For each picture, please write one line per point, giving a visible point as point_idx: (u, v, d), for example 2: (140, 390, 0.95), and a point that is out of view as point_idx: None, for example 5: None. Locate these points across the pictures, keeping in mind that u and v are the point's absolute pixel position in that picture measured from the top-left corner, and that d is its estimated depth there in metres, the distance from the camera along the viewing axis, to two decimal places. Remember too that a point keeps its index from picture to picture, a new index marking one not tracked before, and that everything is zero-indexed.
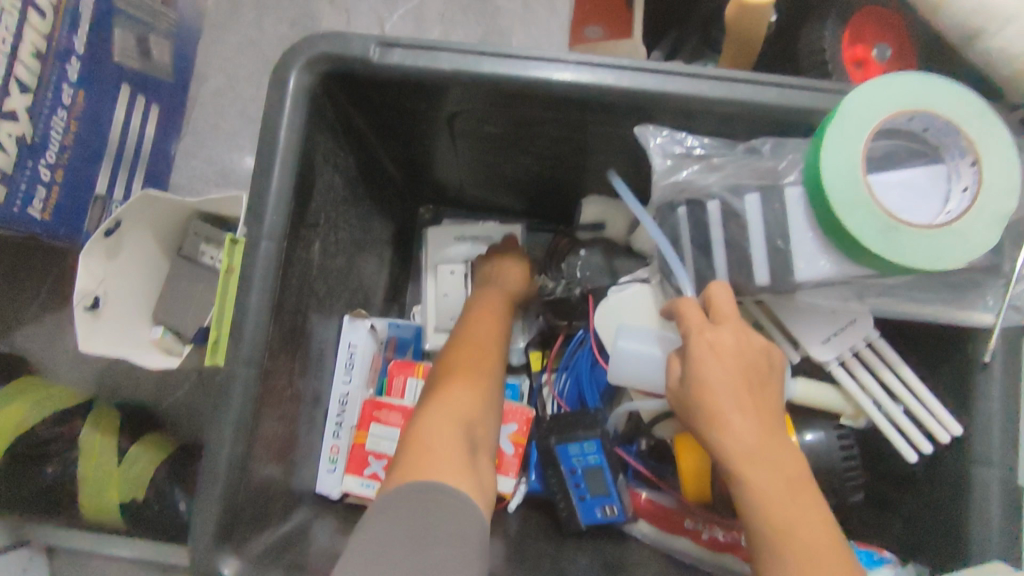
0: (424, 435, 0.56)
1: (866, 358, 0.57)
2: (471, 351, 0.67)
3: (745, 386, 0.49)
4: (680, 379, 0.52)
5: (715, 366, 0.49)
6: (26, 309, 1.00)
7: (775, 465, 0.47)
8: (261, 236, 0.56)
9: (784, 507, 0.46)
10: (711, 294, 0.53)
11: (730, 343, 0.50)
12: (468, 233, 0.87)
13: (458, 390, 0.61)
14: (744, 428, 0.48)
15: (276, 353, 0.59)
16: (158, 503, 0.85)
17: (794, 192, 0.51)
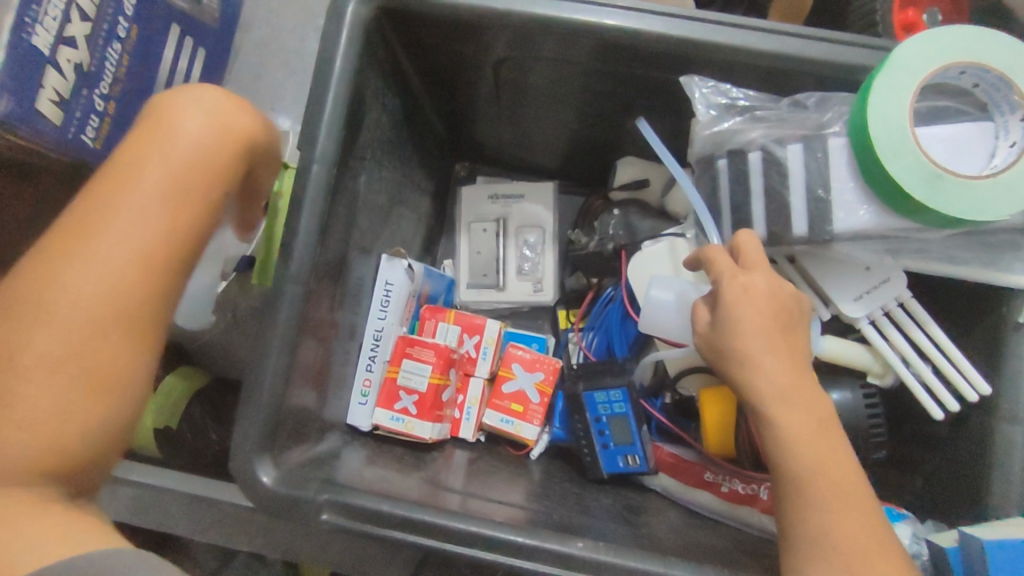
0: (56, 294, 0.41)
1: (897, 318, 0.58)
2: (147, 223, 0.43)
3: (776, 330, 0.50)
4: (711, 324, 0.52)
5: (749, 310, 0.50)
6: None
7: (804, 406, 0.48)
8: (313, 160, 0.58)
9: (812, 446, 0.47)
10: (740, 241, 0.53)
11: (764, 288, 0.51)
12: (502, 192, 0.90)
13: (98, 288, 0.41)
14: (777, 371, 0.49)
15: (320, 278, 0.61)
16: (189, 432, 0.87)
17: (838, 142, 0.52)
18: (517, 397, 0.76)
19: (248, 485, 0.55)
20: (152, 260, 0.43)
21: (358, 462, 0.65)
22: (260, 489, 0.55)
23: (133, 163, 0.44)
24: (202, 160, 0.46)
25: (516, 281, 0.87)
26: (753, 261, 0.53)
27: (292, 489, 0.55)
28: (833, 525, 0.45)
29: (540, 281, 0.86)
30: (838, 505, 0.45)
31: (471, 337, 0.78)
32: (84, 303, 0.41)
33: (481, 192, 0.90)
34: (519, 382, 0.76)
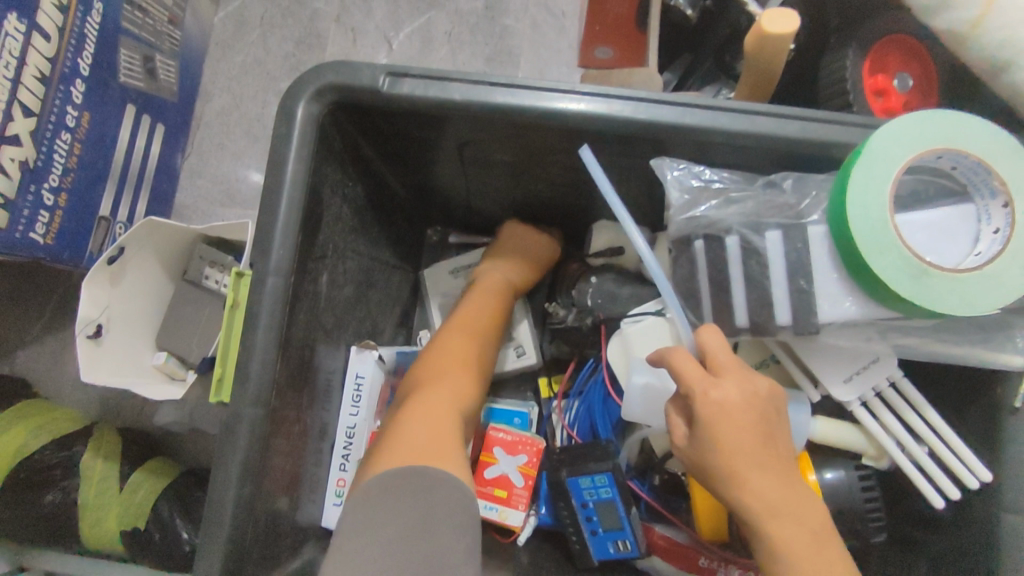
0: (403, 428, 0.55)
1: (888, 399, 0.56)
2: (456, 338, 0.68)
3: (756, 445, 0.46)
4: (688, 439, 0.49)
5: (724, 426, 0.46)
6: (29, 331, 0.99)
7: (797, 518, 0.46)
8: (268, 272, 0.55)
9: (812, 564, 0.44)
10: (706, 343, 0.50)
11: (737, 399, 0.47)
12: (463, 266, 0.90)
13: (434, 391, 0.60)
14: (766, 487, 0.46)
15: (283, 389, 0.57)
16: (159, 532, 0.83)
17: (818, 231, 0.50)
18: (500, 482, 0.73)
19: None
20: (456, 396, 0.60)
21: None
22: None
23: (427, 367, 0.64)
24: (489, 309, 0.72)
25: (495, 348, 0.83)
26: (722, 361, 0.49)
27: None
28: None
29: (520, 344, 0.83)
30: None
31: None
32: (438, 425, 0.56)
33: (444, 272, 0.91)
34: (502, 467, 0.73)
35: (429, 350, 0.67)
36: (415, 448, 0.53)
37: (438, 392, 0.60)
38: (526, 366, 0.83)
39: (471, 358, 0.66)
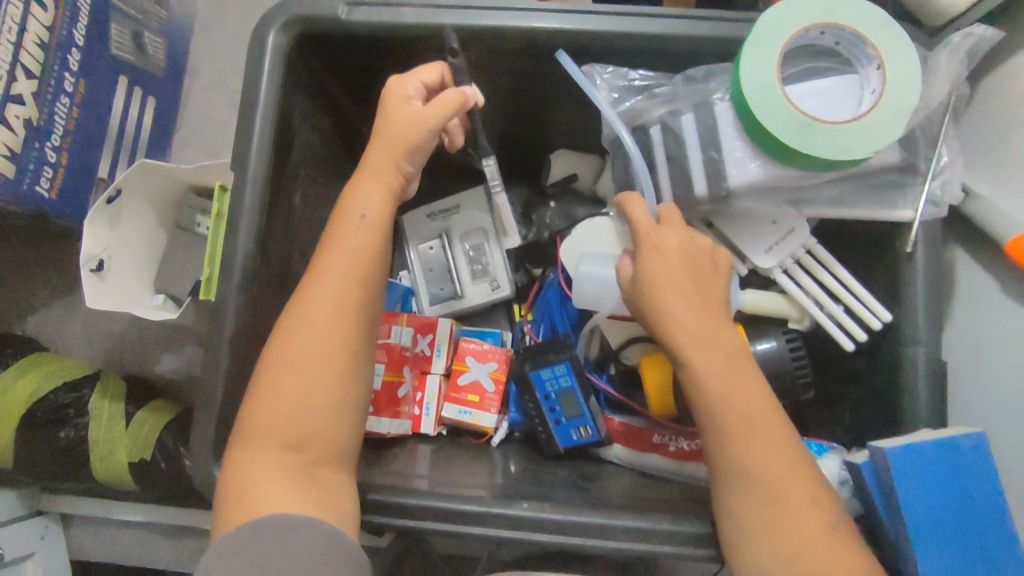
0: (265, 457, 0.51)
1: (805, 264, 0.62)
2: (313, 341, 0.54)
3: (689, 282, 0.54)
4: (630, 280, 0.56)
5: (662, 263, 0.54)
6: (36, 295, 1.07)
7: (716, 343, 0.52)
8: (245, 180, 0.61)
9: (726, 382, 0.51)
10: (627, 205, 0.57)
11: (674, 242, 0.55)
12: (438, 210, 0.99)
13: (286, 400, 0.53)
14: (698, 322, 0.52)
15: (264, 288, 0.64)
16: (165, 460, 0.90)
17: (722, 106, 0.56)
18: (473, 388, 0.78)
19: (210, 487, 0.58)
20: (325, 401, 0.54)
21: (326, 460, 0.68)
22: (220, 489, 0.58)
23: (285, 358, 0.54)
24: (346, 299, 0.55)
25: (473, 285, 0.95)
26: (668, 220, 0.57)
27: None
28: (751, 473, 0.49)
29: (495, 280, 0.94)
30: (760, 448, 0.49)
31: (425, 337, 0.80)
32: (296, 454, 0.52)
33: (420, 215, 0.99)
34: (473, 373, 0.79)
35: (286, 337, 0.55)
36: (282, 487, 0.50)
37: (294, 405, 0.53)
38: (501, 298, 0.95)
39: (338, 333, 0.55)
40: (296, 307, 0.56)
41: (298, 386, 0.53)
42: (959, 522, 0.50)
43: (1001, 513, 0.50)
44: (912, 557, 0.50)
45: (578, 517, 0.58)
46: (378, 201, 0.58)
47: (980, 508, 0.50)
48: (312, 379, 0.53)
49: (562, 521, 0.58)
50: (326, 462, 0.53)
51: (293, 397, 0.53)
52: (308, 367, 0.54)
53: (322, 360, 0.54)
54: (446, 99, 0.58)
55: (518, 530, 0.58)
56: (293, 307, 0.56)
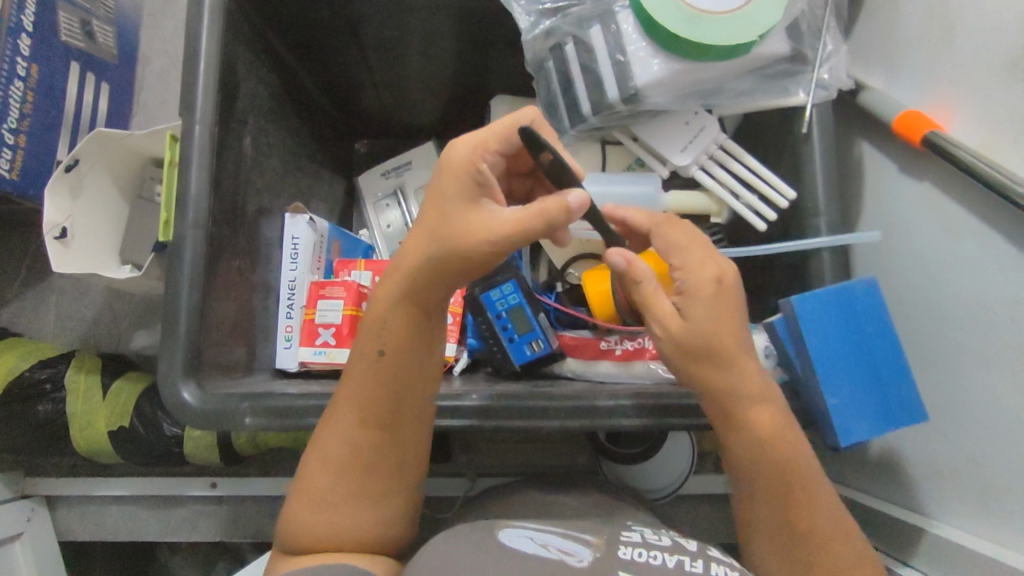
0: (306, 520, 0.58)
1: (717, 159, 0.68)
2: (341, 442, 0.58)
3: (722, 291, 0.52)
4: (668, 317, 0.52)
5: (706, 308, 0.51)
6: (8, 288, 1.09)
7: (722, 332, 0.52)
8: (193, 121, 0.65)
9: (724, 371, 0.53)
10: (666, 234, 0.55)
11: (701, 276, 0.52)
12: (391, 169, 1.03)
13: (321, 483, 0.59)
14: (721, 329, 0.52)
15: (218, 223, 0.68)
16: (143, 427, 0.92)
17: (625, 14, 0.62)
18: None
19: (177, 406, 0.61)
20: (354, 484, 0.59)
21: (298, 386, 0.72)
22: (186, 407, 0.61)
23: (319, 457, 0.59)
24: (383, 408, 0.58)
25: None
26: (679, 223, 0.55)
27: (216, 403, 0.61)
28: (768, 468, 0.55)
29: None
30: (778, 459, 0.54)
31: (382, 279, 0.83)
32: (329, 521, 0.58)
33: (376, 173, 1.03)
34: None
35: (321, 437, 0.59)
36: (321, 536, 0.58)
37: (328, 489, 0.59)
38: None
39: (362, 443, 0.58)
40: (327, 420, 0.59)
41: (342, 455, 0.58)
42: (862, 362, 0.53)
43: (899, 353, 0.53)
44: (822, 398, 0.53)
45: (531, 405, 0.62)
46: (403, 315, 0.57)
47: (878, 350, 0.53)
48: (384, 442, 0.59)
49: (516, 409, 0.62)
50: (356, 530, 0.59)
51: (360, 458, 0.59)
52: (341, 469, 0.58)
53: (351, 461, 0.58)
54: (531, 212, 0.50)
55: (476, 419, 0.62)
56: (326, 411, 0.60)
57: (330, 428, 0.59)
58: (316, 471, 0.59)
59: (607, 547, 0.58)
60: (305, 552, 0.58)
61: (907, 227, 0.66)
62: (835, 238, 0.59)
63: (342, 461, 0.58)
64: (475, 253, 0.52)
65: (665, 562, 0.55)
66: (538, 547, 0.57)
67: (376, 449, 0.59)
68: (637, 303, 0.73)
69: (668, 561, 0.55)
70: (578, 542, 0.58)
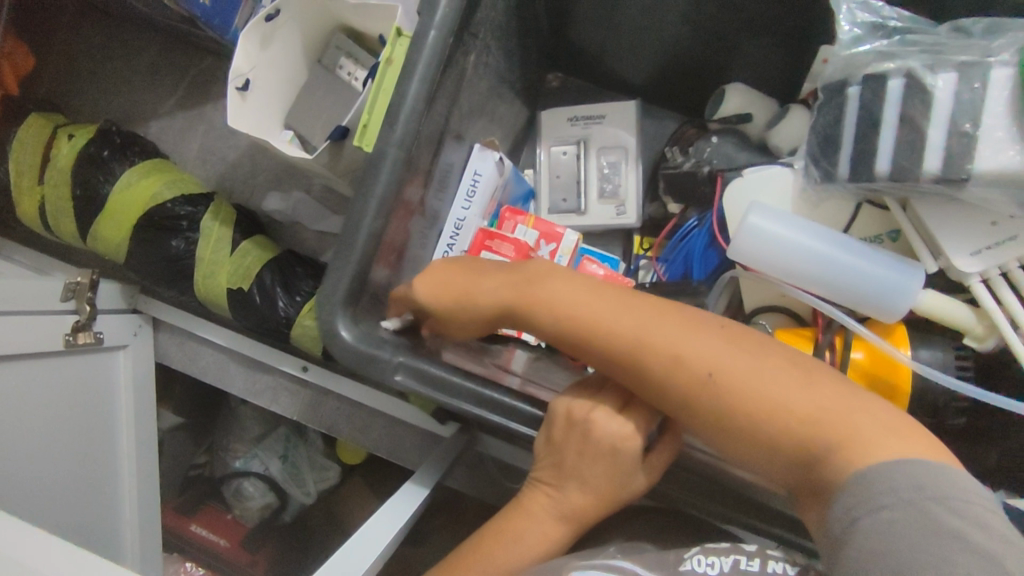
0: (516, 529, 0.53)
1: (1014, 279, 0.55)
2: (581, 470, 0.51)
3: (679, 319, 0.46)
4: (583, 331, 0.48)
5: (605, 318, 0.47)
6: (163, 103, 1.07)
7: (738, 348, 0.44)
8: (432, 27, 0.56)
9: (806, 399, 0.41)
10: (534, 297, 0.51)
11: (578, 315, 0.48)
12: (580, 115, 0.93)
13: (545, 500, 0.53)
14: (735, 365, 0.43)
15: (419, 148, 0.60)
16: (259, 296, 0.91)
17: (1001, 73, 0.48)
18: None
19: (329, 337, 0.56)
20: (571, 510, 0.52)
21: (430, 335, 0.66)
22: (339, 341, 0.56)
23: (565, 476, 0.52)
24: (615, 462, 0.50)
25: (598, 204, 0.90)
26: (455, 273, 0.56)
27: (372, 344, 0.56)
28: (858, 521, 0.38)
29: (622, 205, 0.89)
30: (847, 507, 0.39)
31: (547, 245, 0.76)
32: (530, 539, 0.52)
33: (561, 116, 0.93)
34: None
35: (568, 458, 0.51)
36: (513, 550, 0.52)
37: (542, 504, 0.53)
38: (624, 225, 0.89)
39: (596, 481, 0.51)
40: (586, 441, 0.50)
41: (591, 489, 0.51)
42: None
43: None
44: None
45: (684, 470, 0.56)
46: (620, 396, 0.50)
47: None
48: (577, 491, 0.52)
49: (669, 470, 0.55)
50: (532, 555, 0.51)
51: (551, 504, 0.53)
52: (571, 495, 0.52)
53: (590, 491, 0.51)
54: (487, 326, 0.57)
55: None
56: (570, 431, 0.51)
57: (582, 462, 0.51)
58: (551, 487, 0.53)
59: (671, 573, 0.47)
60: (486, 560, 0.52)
61: None
62: None
63: (575, 486, 0.52)
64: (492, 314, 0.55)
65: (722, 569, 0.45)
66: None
67: (598, 486, 0.51)
68: None
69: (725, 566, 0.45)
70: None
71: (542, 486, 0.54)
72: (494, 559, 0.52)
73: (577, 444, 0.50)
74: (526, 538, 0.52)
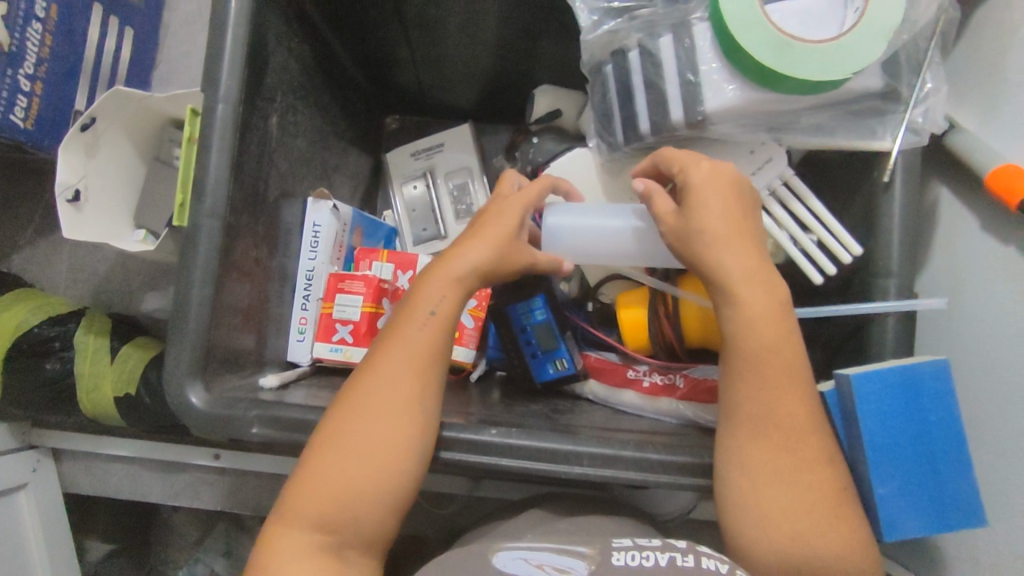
0: (339, 456, 0.51)
1: (782, 195, 0.62)
2: (399, 364, 0.54)
3: (745, 230, 0.51)
4: (676, 224, 0.53)
5: (717, 214, 0.51)
6: (21, 234, 1.06)
7: (768, 289, 0.50)
8: (217, 99, 0.60)
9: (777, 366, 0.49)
10: (703, 187, 0.52)
11: (716, 205, 0.51)
12: (422, 148, 0.97)
13: (362, 415, 0.52)
14: (745, 298, 0.50)
15: (237, 212, 0.63)
16: (148, 396, 0.90)
17: (701, 27, 0.55)
18: None
19: (182, 408, 0.59)
20: (398, 409, 0.53)
21: (313, 393, 0.67)
22: (192, 410, 0.58)
23: (380, 377, 0.54)
24: (431, 353, 0.55)
25: (456, 226, 0.95)
26: (721, 193, 0.52)
27: (223, 406, 0.59)
28: (774, 447, 0.48)
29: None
30: (779, 439, 0.48)
31: (404, 273, 0.78)
32: (359, 458, 0.51)
33: (406, 152, 0.97)
34: None
35: (389, 355, 0.55)
36: (343, 473, 0.51)
37: (360, 420, 0.52)
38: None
39: (417, 373, 0.54)
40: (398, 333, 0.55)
41: (409, 380, 0.54)
42: (906, 448, 0.49)
43: (960, 444, 0.49)
44: (863, 470, 0.50)
45: (542, 443, 0.56)
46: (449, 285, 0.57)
47: (939, 440, 0.49)
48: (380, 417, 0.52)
49: (527, 447, 0.56)
50: (363, 477, 0.51)
51: (366, 414, 0.52)
52: (387, 397, 0.53)
53: (411, 379, 0.54)
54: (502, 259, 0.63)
55: (486, 455, 0.57)
56: (387, 338, 0.56)
57: (395, 353, 0.55)
58: (366, 396, 0.53)
59: (602, 557, 0.45)
60: (316, 501, 0.50)
61: (983, 287, 0.58)
62: (903, 303, 0.54)
63: (393, 385, 0.53)
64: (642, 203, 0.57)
65: (658, 563, 0.43)
66: (532, 569, 0.45)
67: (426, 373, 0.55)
68: (671, 341, 0.70)
69: (660, 561, 0.43)
70: (573, 555, 0.46)
71: (352, 401, 0.53)
72: (323, 490, 0.50)
73: (391, 339, 0.55)
74: (348, 458, 0.51)
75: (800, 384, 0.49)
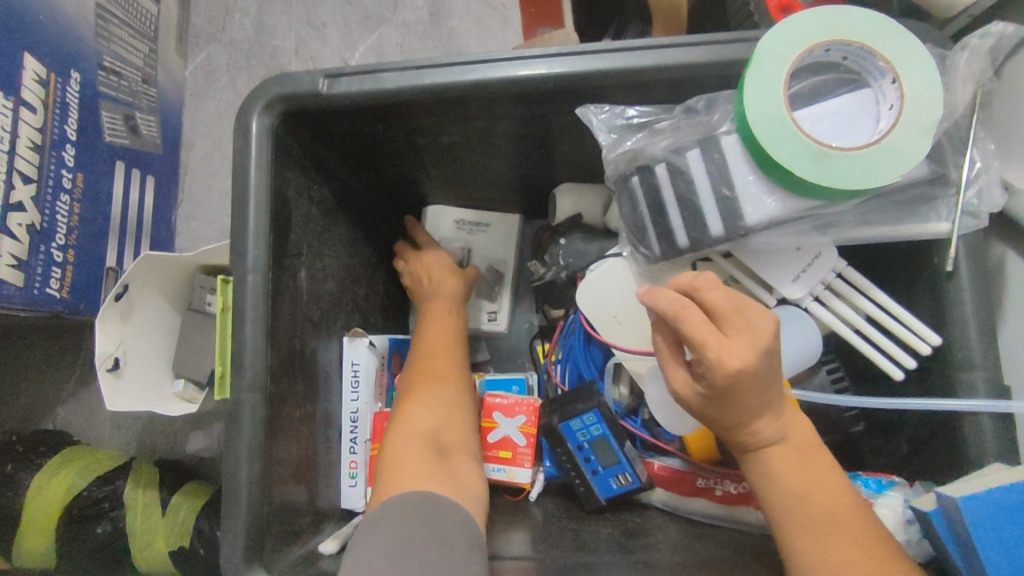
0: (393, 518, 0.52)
1: (838, 288, 0.58)
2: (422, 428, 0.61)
3: (770, 351, 0.47)
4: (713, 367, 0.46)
5: (741, 342, 0.46)
6: (62, 389, 1.07)
7: (814, 472, 0.49)
8: (246, 270, 0.60)
9: (832, 546, 0.47)
10: (707, 292, 0.48)
11: (747, 355, 0.45)
12: (467, 217, 0.90)
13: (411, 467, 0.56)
14: (767, 452, 0.51)
15: (277, 377, 0.62)
16: (203, 547, 0.88)
17: (730, 140, 0.53)
18: (504, 445, 0.74)
19: None
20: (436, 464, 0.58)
21: None
22: None
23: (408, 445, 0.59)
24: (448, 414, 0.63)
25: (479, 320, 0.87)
26: (730, 314, 0.47)
27: None
28: None
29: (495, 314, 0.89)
30: None
31: None
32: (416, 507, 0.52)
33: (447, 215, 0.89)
34: (503, 429, 0.74)
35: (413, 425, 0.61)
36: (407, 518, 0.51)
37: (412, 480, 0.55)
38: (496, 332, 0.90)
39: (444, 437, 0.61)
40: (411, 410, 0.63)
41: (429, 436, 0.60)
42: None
43: None
44: None
45: None
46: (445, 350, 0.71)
47: None
48: (411, 456, 0.58)
49: None
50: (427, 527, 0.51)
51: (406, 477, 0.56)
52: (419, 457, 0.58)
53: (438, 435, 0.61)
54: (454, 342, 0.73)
55: None
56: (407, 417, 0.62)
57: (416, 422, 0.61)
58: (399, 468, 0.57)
59: None
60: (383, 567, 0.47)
61: None
62: (995, 403, 0.50)
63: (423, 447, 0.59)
64: (699, 335, 0.46)
65: None
66: None
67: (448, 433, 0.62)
68: None
69: None
70: None
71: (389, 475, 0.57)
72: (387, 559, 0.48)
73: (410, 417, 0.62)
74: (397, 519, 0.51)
75: (865, 532, 0.47)
